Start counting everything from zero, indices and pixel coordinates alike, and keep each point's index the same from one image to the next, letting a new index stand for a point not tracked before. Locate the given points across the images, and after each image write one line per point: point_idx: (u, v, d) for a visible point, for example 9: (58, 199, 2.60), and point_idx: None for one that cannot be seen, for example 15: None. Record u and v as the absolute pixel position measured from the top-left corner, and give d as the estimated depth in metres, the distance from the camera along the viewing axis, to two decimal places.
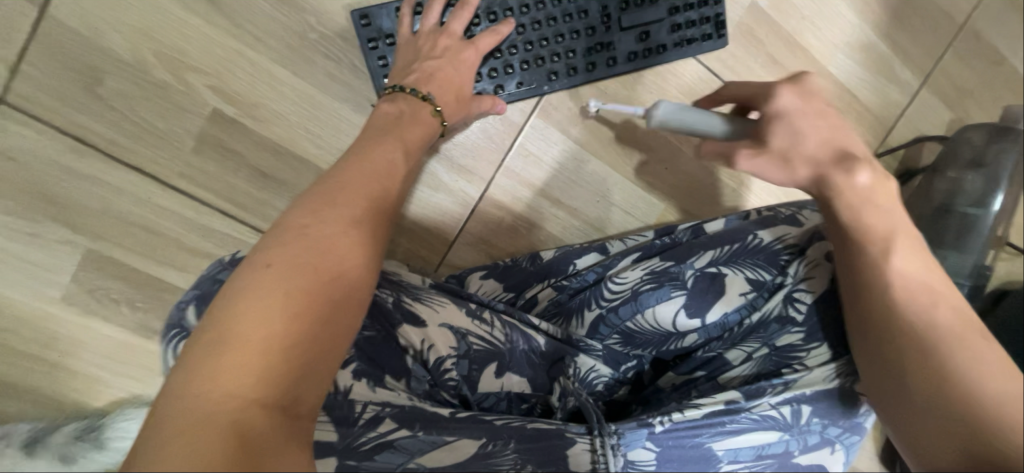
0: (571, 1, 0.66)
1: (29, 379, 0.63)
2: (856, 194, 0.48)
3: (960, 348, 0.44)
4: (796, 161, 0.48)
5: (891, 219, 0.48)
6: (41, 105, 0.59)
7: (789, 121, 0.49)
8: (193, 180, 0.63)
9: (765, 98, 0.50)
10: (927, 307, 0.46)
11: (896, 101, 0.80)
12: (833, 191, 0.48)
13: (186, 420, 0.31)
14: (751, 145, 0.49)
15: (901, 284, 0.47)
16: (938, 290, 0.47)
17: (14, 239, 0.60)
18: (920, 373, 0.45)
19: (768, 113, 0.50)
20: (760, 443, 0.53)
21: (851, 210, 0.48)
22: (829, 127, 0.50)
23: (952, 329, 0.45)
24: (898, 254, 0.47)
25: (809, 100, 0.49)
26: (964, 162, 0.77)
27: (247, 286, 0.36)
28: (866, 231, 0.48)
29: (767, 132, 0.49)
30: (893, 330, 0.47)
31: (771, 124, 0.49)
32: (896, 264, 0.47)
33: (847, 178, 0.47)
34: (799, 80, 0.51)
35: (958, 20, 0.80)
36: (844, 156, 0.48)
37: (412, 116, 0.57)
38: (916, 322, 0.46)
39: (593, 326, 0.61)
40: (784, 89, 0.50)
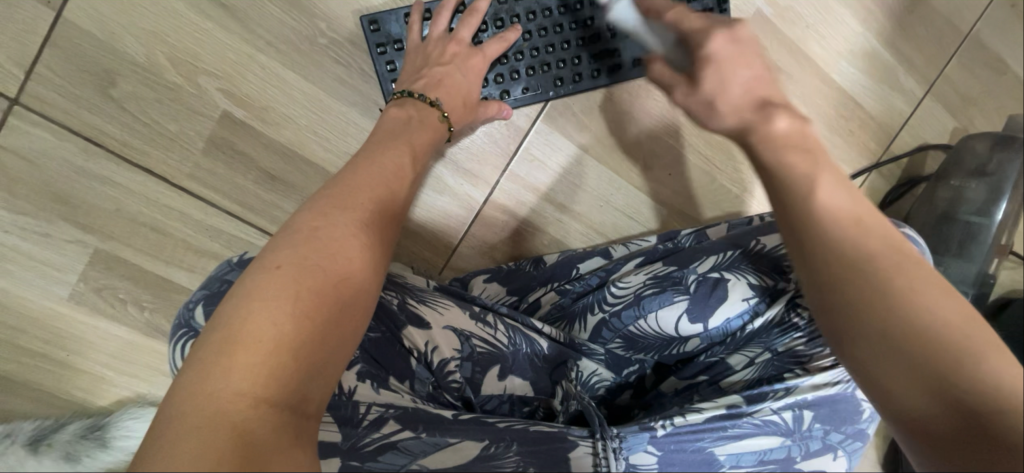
0: (578, 8, 0.67)
1: (37, 377, 0.64)
2: (774, 136, 0.39)
3: (912, 281, 0.35)
4: (715, 115, 0.42)
5: (811, 156, 0.39)
6: (55, 106, 0.60)
7: (722, 65, 0.41)
8: (202, 182, 0.64)
9: (702, 36, 0.42)
10: (870, 237, 0.36)
11: (900, 109, 0.81)
12: (750, 135, 0.40)
13: (197, 417, 0.32)
14: (684, 87, 0.43)
15: (843, 218, 0.36)
16: (870, 218, 0.37)
17: (26, 238, 0.61)
18: (888, 321, 0.34)
19: (701, 49, 0.42)
20: (762, 449, 0.53)
21: (771, 154, 0.39)
22: (752, 75, 0.42)
23: (900, 260, 0.36)
24: (818, 180, 0.37)
25: (741, 46, 0.42)
26: (969, 170, 0.78)
27: (258, 286, 0.37)
28: (790, 172, 0.38)
29: (701, 73, 0.42)
30: (844, 272, 0.35)
31: (704, 65, 0.41)
32: (817, 191, 0.37)
33: (767, 125, 0.40)
34: (736, 25, 0.42)
35: (963, 29, 0.80)
36: (765, 104, 0.41)
37: (420, 120, 0.58)
38: (862, 255, 0.35)
39: (596, 330, 0.61)
40: (716, 33, 0.42)
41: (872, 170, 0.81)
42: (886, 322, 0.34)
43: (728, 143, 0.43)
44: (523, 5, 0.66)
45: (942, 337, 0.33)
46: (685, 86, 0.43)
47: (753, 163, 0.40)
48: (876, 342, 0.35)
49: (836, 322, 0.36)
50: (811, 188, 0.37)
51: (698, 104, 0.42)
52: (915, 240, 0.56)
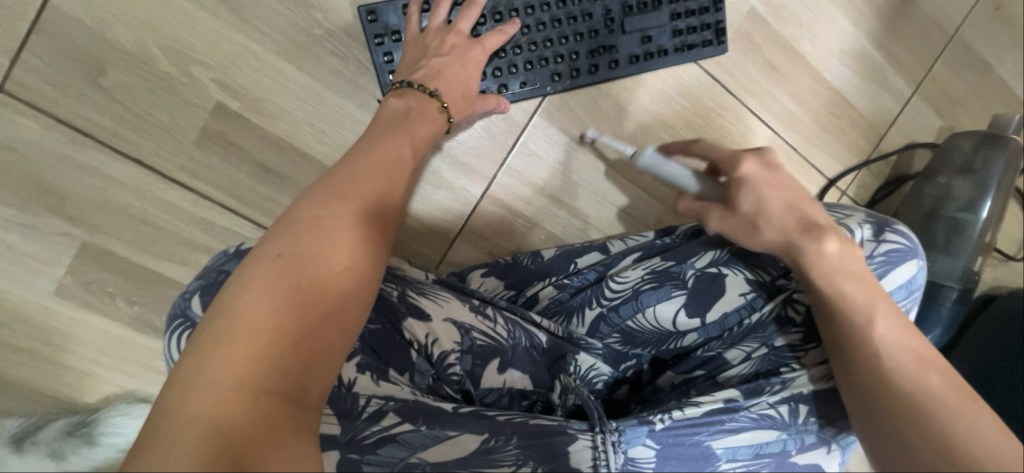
0: (576, 4, 0.67)
1: (22, 374, 0.62)
2: (826, 263, 0.50)
3: (959, 416, 0.43)
4: (759, 228, 0.53)
5: (869, 287, 0.49)
6: (41, 95, 0.58)
7: (756, 187, 0.52)
8: (195, 174, 0.63)
9: (730, 162, 0.53)
10: (919, 372, 0.46)
11: (889, 108, 0.82)
12: (797, 251, 0.51)
13: (196, 404, 0.31)
14: (721, 208, 0.54)
15: (902, 353, 0.47)
16: (916, 349, 0.48)
17: (10, 230, 0.60)
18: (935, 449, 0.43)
19: (733, 175, 0.53)
20: (758, 441, 0.53)
21: (822, 268, 0.50)
22: (789, 192, 0.54)
23: (950, 395, 0.45)
24: (881, 320, 0.48)
25: (771, 169, 0.54)
26: (955, 167, 0.80)
27: (258, 274, 0.36)
28: (852, 300, 0.49)
29: (736, 197, 0.53)
30: (891, 399, 0.46)
31: (739, 188, 0.53)
32: (880, 328, 0.48)
33: (815, 244, 0.51)
34: (764, 152, 0.54)
35: (949, 30, 0.82)
36: (809, 227, 0.52)
37: (420, 112, 0.58)
38: (907, 383, 0.46)
39: (594, 325, 0.62)
40: (750, 158, 0.53)
41: (863, 167, 0.83)
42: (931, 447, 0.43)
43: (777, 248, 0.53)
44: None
45: (950, 444, 0.42)
46: (722, 209, 0.54)
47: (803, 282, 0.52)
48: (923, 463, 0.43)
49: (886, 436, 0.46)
50: (871, 321, 0.48)
51: (743, 222, 0.53)
52: (908, 236, 0.57)
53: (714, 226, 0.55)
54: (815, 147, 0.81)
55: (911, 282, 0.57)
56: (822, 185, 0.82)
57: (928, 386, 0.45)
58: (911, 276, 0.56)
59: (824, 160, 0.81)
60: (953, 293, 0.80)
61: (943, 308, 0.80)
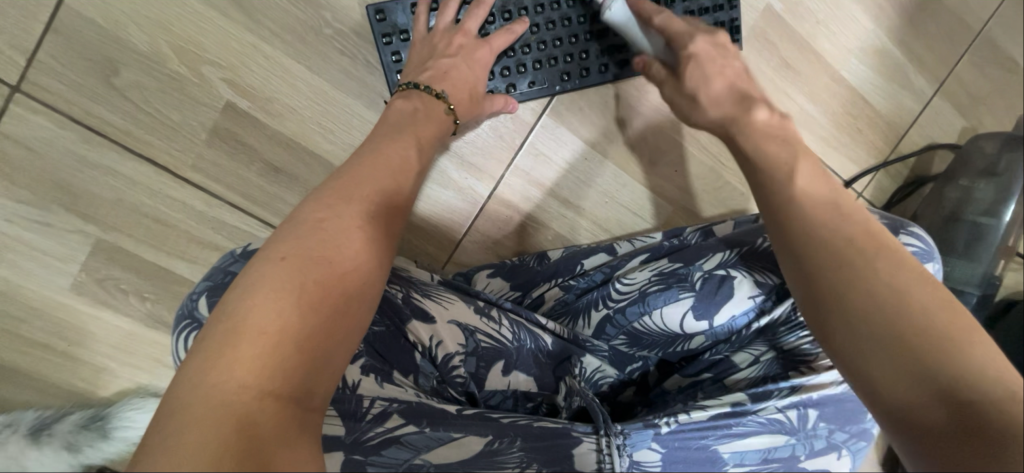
0: (586, 2, 0.66)
1: (40, 367, 0.64)
2: (758, 127, 0.48)
3: (886, 261, 0.38)
4: (705, 98, 0.53)
5: (803, 159, 0.45)
6: (56, 94, 0.59)
7: (702, 62, 0.54)
8: (205, 173, 0.63)
9: (687, 39, 0.56)
10: (844, 220, 0.40)
11: (909, 107, 0.80)
12: (735, 122, 0.50)
13: (202, 406, 0.32)
14: (673, 84, 0.56)
15: (825, 203, 0.41)
16: (839, 201, 0.42)
17: (27, 228, 0.61)
18: (864, 304, 0.36)
19: (687, 51, 0.55)
20: (767, 447, 0.52)
21: (755, 139, 0.48)
22: (735, 73, 0.54)
23: (878, 238, 0.39)
24: (801, 172, 0.43)
25: (723, 52, 0.55)
26: (977, 170, 0.78)
27: (264, 277, 0.36)
28: (776, 158, 0.45)
29: (685, 69, 0.55)
30: (811, 246, 0.39)
31: (690, 64, 0.54)
32: (799, 180, 0.43)
33: (747, 114, 0.50)
34: (718, 35, 0.57)
35: (975, 27, 0.79)
36: (744, 99, 0.52)
37: (426, 112, 0.57)
38: (830, 232, 0.39)
39: (600, 327, 0.61)
40: (700, 38, 0.56)
41: (880, 168, 0.80)
42: (863, 297, 0.37)
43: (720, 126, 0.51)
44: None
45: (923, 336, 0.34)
46: (673, 82, 0.57)
47: (736, 151, 0.49)
48: (858, 315, 0.36)
49: (817, 288, 0.39)
50: (790, 178, 0.43)
51: (687, 95, 0.54)
52: (925, 239, 0.56)
53: (666, 94, 0.58)
54: (830, 147, 0.79)
55: None
56: None
57: (854, 234, 0.39)
58: None
59: (839, 160, 0.79)
60: (973, 298, 0.78)
61: None
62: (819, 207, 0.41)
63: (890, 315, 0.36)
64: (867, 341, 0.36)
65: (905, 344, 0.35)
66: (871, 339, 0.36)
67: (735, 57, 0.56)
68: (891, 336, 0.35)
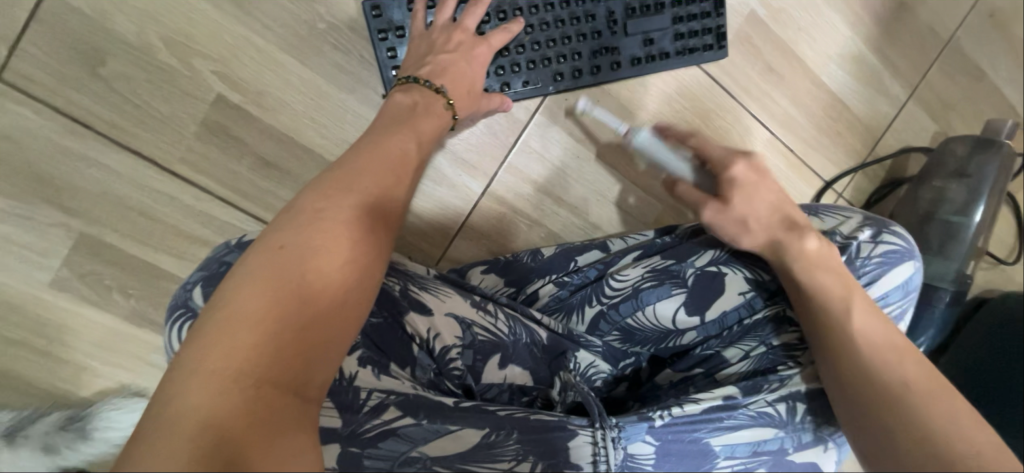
0: (579, 5, 0.67)
1: (15, 367, 0.61)
2: (807, 255, 0.53)
3: (938, 406, 0.46)
4: (747, 234, 0.57)
5: (844, 279, 0.52)
6: (39, 84, 0.58)
7: (741, 186, 0.57)
8: (194, 166, 0.62)
9: (727, 162, 0.58)
10: (897, 364, 0.49)
11: (885, 112, 0.83)
12: (784, 247, 0.55)
13: (195, 396, 0.31)
14: (717, 202, 0.57)
15: (872, 343, 0.50)
16: (895, 344, 0.50)
17: (5, 220, 0.59)
18: (920, 442, 0.45)
19: (726, 175, 0.58)
20: (756, 439, 0.54)
21: (806, 263, 0.53)
22: (774, 194, 0.59)
23: (929, 383, 0.48)
24: (858, 308, 0.51)
25: (758, 174, 0.58)
26: (949, 172, 0.81)
27: (262, 265, 0.36)
28: (830, 292, 0.52)
29: (728, 193, 0.57)
30: (875, 386, 0.48)
31: (731, 187, 0.57)
32: (859, 318, 0.50)
33: (797, 240, 0.54)
34: (753, 157, 0.59)
35: (944, 37, 0.83)
36: (793, 225, 0.56)
37: (426, 107, 0.58)
38: (887, 374, 0.48)
39: (593, 323, 0.62)
40: (740, 162, 0.58)
41: (858, 170, 0.84)
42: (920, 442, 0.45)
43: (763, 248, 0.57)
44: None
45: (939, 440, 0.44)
46: (717, 202, 0.57)
47: (788, 274, 0.55)
48: (918, 454, 0.45)
49: (873, 422, 0.48)
50: (850, 312, 0.51)
51: (733, 219, 0.57)
52: (904, 237, 0.57)
53: (710, 218, 0.57)
54: (812, 150, 0.82)
55: (908, 283, 0.57)
56: (818, 187, 0.83)
57: (906, 374, 0.48)
58: (909, 277, 0.57)
59: (821, 162, 0.82)
60: (947, 295, 0.81)
61: (937, 310, 0.81)
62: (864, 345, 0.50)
63: (944, 456, 0.43)
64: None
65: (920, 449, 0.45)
66: (921, 466, 0.44)
67: (771, 179, 0.59)
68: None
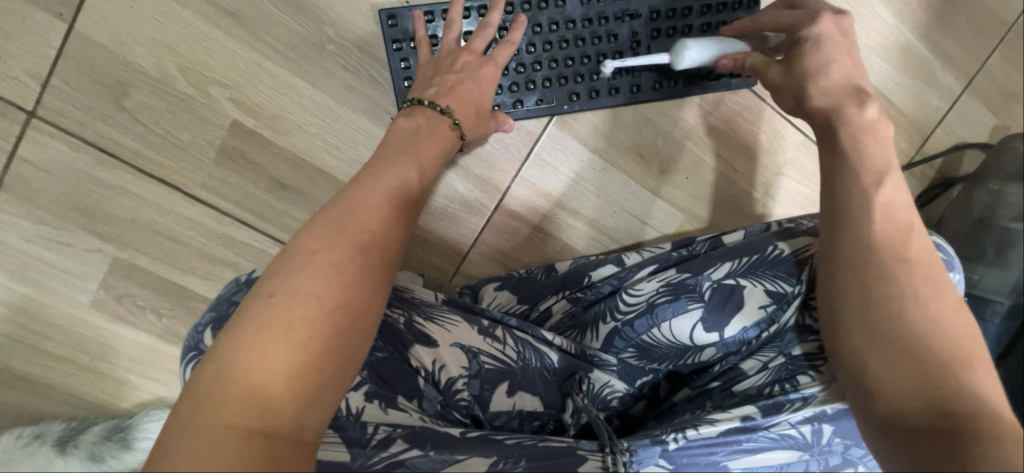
0: (601, 24, 0.65)
1: (65, 382, 0.66)
2: (859, 125, 0.47)
3: (935, 308, 0.40)
4: (815, 87, 0.50)
5: (887, 156, 0.46)
6: (70, 118, 0.61)
7: (823, 42, 0.51)
8: (214, 190, 0.64)
9: (809, 21, 0.52)
10: (877, 246, 0.43)
11: (935, 106, 0.76)
12: (841, 115, 0.48)
13: (193, 446, 0.31)
14: (782, 66, 0.53)
15: (892, 221, 0.43)
16: (909, 225, 0.44)
17: (48, 247, 0.63)
18: (909, 355, 0.39)
19: (807, 32, 0.52)
20: (778, 463, 0.50)
21: (853, 133, 0.47)
22: (853, 61, 0.51)
23: (925, 267, 0.42)
24: (889, 185, 0.44)
25: (847, 33, 0.52)
26: (1009, 173, 0.72)
27: (254, 315, 0.35)
28: (872, 161, 0.46)
29: (801, 54, 0.51)
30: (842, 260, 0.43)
31: (808, 44, 0.51)
32: (884, 193, 0.44)
33: (858, 110, 0.48)
34: (844, 17, 0.52)
35: (1007, 20, 0.75)
36: (861, 92, 0.50)
37: (429, 130, 0.55)
38: (886, 254, 0.42)
39: (608, 340, 0.59)
40: (825, 17, 0.52)
41: (904, 170, 0.77)
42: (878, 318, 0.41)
43: (825, 116, 0.50)
44: (546, 15, 0.65)
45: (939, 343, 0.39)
46: (785, 63, 0.53)
47: (830, 146, 0.48)
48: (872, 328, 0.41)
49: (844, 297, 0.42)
50: (876, 185, 0.44)
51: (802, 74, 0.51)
52: (943, 248, 0.51)
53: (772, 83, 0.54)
54: None
55: None
56: None
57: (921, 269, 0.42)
58: None
59: None
60: (1003, 308, 0.72)
61: (992, 325, 0.72)
62: (883, 221, 0.43)
63: (919, 348, 0.39)
64: (889, 364, 0.40)
65: (919, 358, 0.39)
66: (907, 371, 0.39)
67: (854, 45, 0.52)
68: (909, 370, 0.39)
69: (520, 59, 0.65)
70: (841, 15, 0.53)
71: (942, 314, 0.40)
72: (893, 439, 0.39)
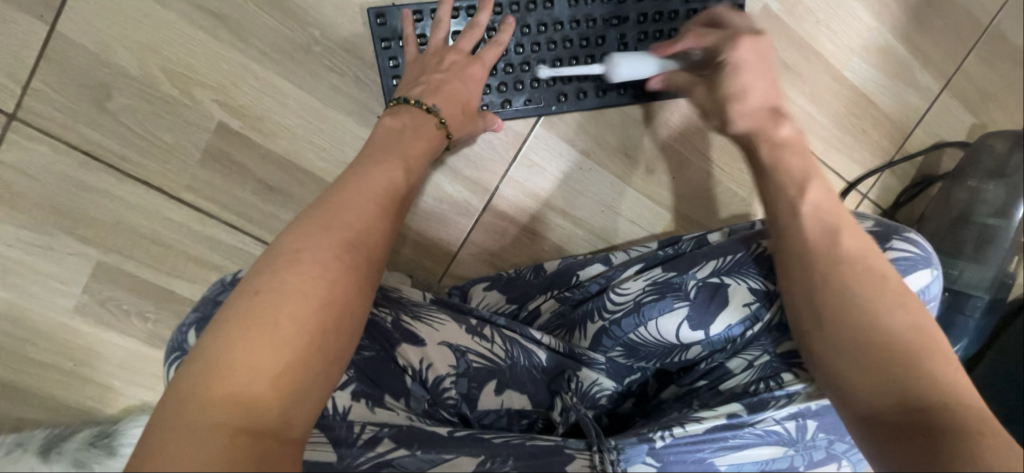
0: (589, 26, 0.66)
1: (49, 388, 0.66)
2: (778, 141, 0.52)
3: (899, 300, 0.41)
4: (734, 109, 0.55)
5: (804, 163, 0.51)
6: (53, 120, 0.60)
7: (739, 67, 0.55)
8: (200, 193, 0.64)
9: (727, 45, 0.56)
10: (851, 240, 0.44)
11: (915, 106, 0.77)
12: (761, 133, 0.53)
13: (175, 444, 0.31)
14: (705, 89, 0.58)
15: (822, 220, 0.46)
16: (847, 224, 0.46)
17: (30, 252, 0.62)
18: (886, 345, 0.40)
19: (724, 59, 0.55)
20: (764, 459, 0.51)
21: (773, 148, 0.52)
22: (768, 80, 0.56)
23: (881, 263, 0.43)
24: (815, 189, 0.48)
25: (760, 52, 0.55)
26: (986, 171, 0.74)
27: (239, 314, 0.35)
28: (791, 173, 0.50)
29: (721, 78, 0.55)
30: (821, 254, 0.44)
31: (728, 70, 0.55)
32: (817, 198, 0.47)
33: (773, 127, 0.53)
34: (759, 37, 0.56)
35: (983, 22, 0.76)
36: (774, 112, 0.54)
37: (414, 129, 0.55)
38: (835, 250, 0.44)
39: (596, 338, 0.59)
40: (742, 41, 0.55)
41: (885, 169, 0.79)
42: (858, 310, 0.41)
43: (748, 135, 0.54)
44: (535, 16, 0.65)
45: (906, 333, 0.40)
46: (706, 87, 0.58)
47: (755, 161, 0.53)
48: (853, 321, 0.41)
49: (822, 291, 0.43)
50: (802, 192, 0.48)
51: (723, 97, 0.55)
52: (921, 244, 0.53)
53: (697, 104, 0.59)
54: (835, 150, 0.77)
55: (924, 292, 0.52)
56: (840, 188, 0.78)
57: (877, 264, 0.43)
58: (926, 285, 0.51)
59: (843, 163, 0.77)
60: (982, 303, 0.74)
61: (972, 320, 0.74)
62: (813, 220, 0.46)
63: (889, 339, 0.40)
64: (863, 356, 0.40)
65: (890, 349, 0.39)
66: (881, 361, 0.39)
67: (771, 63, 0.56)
68: (885, 360, 0.39)
69: (508, 60, 0.66)
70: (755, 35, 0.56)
71: (906, 306, 0.41)
72: (873, 430, 0.39)
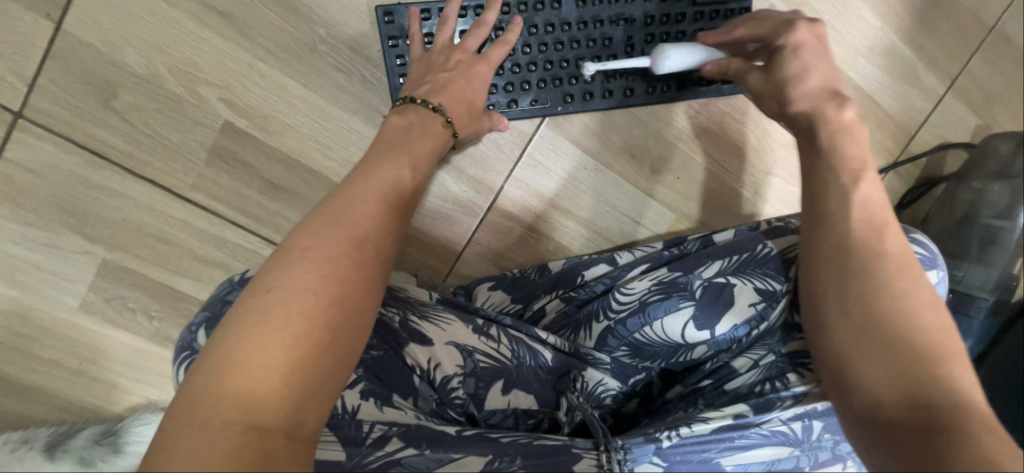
0: (596, 27, 0.66)
1: (53, 386, 0.66)
2: (840, 125, 0.51)
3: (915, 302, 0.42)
4: (797, 91, 0.54)
5: (859, 154, 0.50)
6: (59, 119, 0.60)
7: (805, 52, 0.55)
8: (205, 191, 0.64)
9: (786, 30, 0.56)
10: (868, 240, 0.45)
11: (920, 107, 0.77)
12: (822, 117, 0.52)
13: (190, 438, 0.32)
14: (761, 72, 0.57)
15: (868, 221, 0.46)
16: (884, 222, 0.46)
17: (35, 250, 0.62)
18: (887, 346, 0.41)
19: (784, 40, 0.56)
20: (768, 459, 0.51)
21: (835, 133, 0.51)
22: (828, 66, 0.55)
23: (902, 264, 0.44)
24: (865, 183, 0.48)
25: (818, 37, 0.56)
26: (990, 172, 0.75)
27: (250, 311, 0.35)
28: (847, 161, 0.49)
29: (783, 59, 0.55)
30: (833, 252, 0.45)
31: (786, 53, 0.55)
32: (862, 192, 0.47)
33: (836, 109, 0.52)
34: (818, 22, 0.56)
35: (987, 22, 0.76)
36: (837, 94, 0.54)
37: (422, 128, 0.56)
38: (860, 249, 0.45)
39: (601, 338, 0.59)
40: (802, 25, 0.56)
41: (891, 170, 0.79)
42: (857, 308, 0.43)
43: (805, 116, 0.54)
44: (543, 16, 0.65)
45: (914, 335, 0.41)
46: (763, 69, 0.57)
47: (809, 143, 0.53)
48: (851, 321, 0.42)
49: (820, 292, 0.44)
50: (855, 182, 0.48)
51: (784, 78, 0.55)
52: (926, 246, 0.53)
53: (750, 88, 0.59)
54: None
55: (929, 293, 0.52)
56: None
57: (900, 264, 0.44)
58: (930, 286, 0.52)
59: None
60: (987, 303, 0.74)
61: (977, 321, 0.74)
62: (858, 217, 0.46)
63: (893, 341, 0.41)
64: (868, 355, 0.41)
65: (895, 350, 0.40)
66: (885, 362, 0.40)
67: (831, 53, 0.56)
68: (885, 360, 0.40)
69: (515, 60, 0.66)
70: (814, 19, 0.57)
71: (921, 309, 0.42)
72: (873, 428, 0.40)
